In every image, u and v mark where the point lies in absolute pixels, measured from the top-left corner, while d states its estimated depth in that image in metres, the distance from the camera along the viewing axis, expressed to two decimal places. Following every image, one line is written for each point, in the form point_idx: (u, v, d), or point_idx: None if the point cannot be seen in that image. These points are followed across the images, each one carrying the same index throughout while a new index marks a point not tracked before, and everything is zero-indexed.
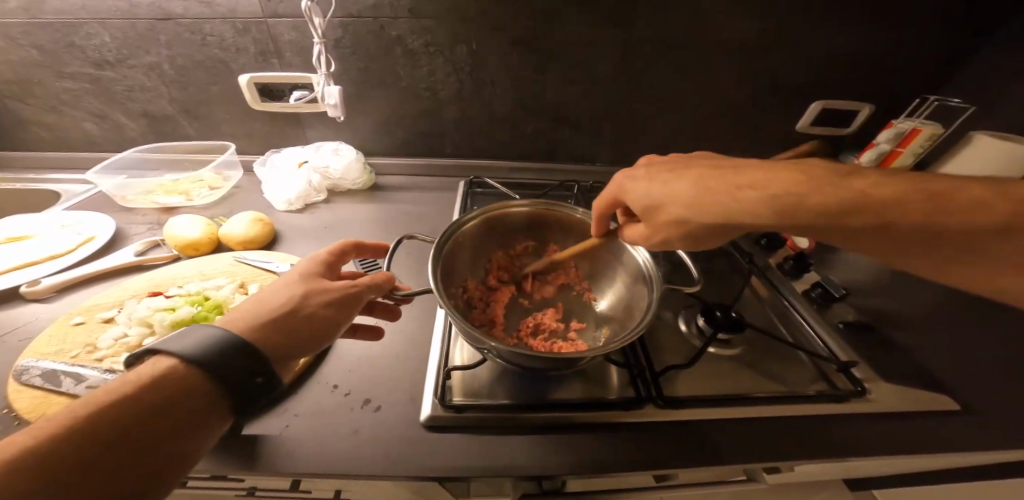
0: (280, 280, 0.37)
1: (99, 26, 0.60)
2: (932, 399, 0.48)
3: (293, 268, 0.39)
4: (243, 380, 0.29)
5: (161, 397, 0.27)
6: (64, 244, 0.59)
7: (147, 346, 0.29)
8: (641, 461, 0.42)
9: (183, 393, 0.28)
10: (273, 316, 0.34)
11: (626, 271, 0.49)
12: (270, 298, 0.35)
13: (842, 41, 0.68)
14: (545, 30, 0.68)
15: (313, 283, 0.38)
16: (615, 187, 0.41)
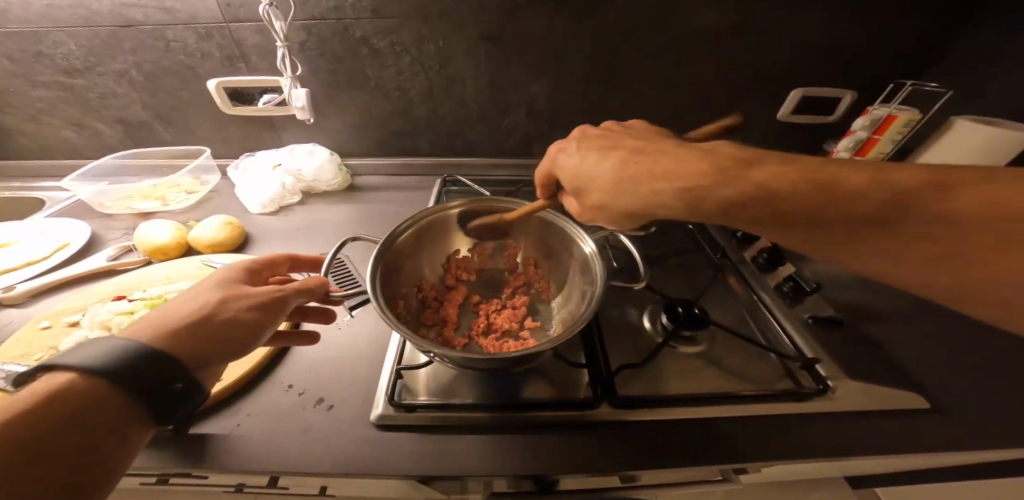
0: (201, 286, 0.36)
1: (64, 35, 0.61)
2: (900, 397, 0.47)
3: (219, 273, 0.39)
4: (162, 386, 0.28)
5: (70, 408, 0.24)
6: (40, 250, 0.60)
7: (39, 362, 0.26)
8: (590, 462, 0.41)
9: (86, 409, 0.25)
10: (195, 317, 0.33)
11: (576, 264, 0.49)
12: (196, 300, 0.34)
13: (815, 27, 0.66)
14: (510, 25, 0.67)
15: (233, 289, 0.37)
16: (548, 161, 0.42)
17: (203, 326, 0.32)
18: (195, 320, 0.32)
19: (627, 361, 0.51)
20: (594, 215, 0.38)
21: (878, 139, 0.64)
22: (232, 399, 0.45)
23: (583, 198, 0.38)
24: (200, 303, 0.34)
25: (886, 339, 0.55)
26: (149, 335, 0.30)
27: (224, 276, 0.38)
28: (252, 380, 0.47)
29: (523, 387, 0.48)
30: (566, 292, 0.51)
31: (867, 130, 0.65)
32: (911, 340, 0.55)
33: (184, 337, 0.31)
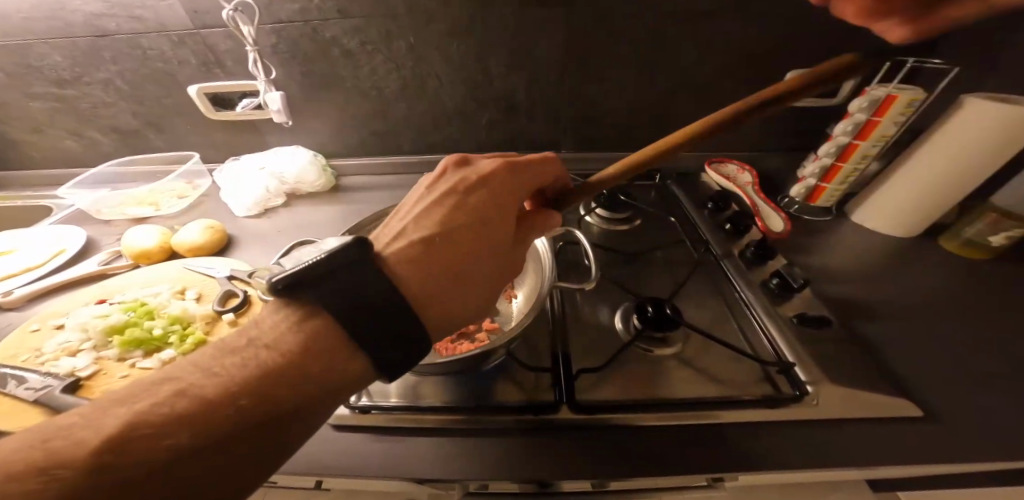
0: (440, 197, 0.37)
1: (48, 47, 0.64)
2: (886, 405, 0.43)
3: (479, 179, 0.38)
4: (358, 334, 0.27)
5: (300, 359, 0.26)
6: (36, 258, 0.63)
7: (284, 286, 0.28)
8: (540, 471, 0.40)
9: (313, 360, 0.27)
10: (455, 236, 0.35)
11: (531, 260, 0.49)
12: (452, 216, 0.36)
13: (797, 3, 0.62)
14: (478, 17, 0.66)
15: (435, 237, 0.34)
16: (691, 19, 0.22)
17: (462, 251, 0.34)
18: (452, 238, 0.34)
19: (591, 364, 0.49)
20: None
21: (879, 121, 0.59)
22: None
23: None
24: (450, 220, 0.35)
25: (878, 337, 0.51)
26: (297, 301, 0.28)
27: (490, 188, 0.38)
28: None
29: (479, 390, 0.47)
30: (525, 290, 0.50)
31: (865, 112, 0.60)
32: (904, 340, 0.51)
33: (424, 266, 0.32)
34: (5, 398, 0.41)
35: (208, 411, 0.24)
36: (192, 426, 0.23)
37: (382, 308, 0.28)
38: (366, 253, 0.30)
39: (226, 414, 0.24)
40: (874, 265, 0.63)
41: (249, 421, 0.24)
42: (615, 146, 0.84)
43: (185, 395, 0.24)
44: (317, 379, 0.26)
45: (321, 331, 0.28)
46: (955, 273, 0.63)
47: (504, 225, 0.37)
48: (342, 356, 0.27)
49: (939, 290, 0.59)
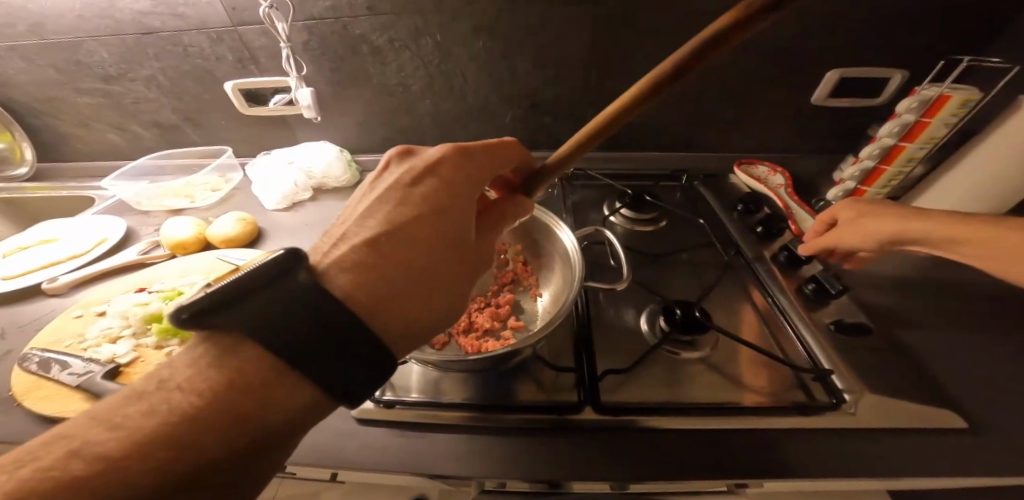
0: (385, 194, 0.34)
1: (96, 44, 0.66)
2: (932, 416, 0.41)
3: (426, 170, 0.35)
4: (292, 359, 0.24)
5: (229, 397, 0.24)
6: (81, 245, 0.66)
7: (180, 320, 0.23)
8: (567, 471, 0.40)
9: (241, 397, 0.24)
10: (405, 234, 0.32)
11: (558, 258, 0.49)
12: (401, 212, 0.33)
13: None
14: (506, 14, 0.65)
15: (379, 238, 0.31)
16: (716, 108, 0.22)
17: (415, 249, 0.31)
18: (400, 239, 0.31)
19: (617, 366, 0.48)
20: None
21: (929, 122, 0.56)
22: None
23: None
24: (396, 218, 0.32)
25: (923, 348, 0.48)
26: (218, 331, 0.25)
27: (439, 178, 0.34)
28: None
29: (501, 388, 0.47)
30: (551, 288, 0.49)
31: (914, 113, 0.57)
32: (950, 351, 0.49)
33: (371, 268, 0.30)
34: (51, 382, 0.43)
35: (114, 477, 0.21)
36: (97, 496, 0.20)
37: (318, 336, 0.25)
38: (295, 268, 0.27)
39: (145, 470, 0.21)
40: (915, 273, 0.60)
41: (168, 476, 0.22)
42: None
43: (86, 459, 0.22)
44: (248, 417, 0.24)
45: (246, 364, 0.25)
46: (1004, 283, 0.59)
47: (460, 218, 0.34)
48: (276, 387, 0.25)
49: (985, 300, 0.56)
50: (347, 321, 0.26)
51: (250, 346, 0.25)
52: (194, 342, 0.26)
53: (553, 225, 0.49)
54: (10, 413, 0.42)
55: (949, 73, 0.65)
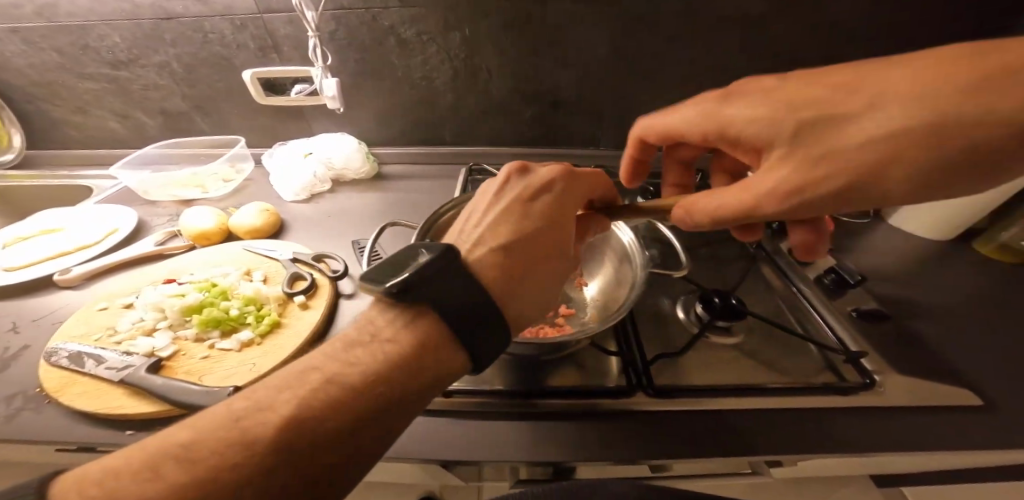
0: (508, 203, 0.35)
1: (109, 28, 0.64)
2: (950, 395, 0.45)
3: (544, 186, 0.37)
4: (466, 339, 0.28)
5: (429, 359, 0.27)
6: (91, 236, 0.62)
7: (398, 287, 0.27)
8: (628, 452, 0.41)
9: (420, 352, 0.27)
10: (530, 244, 0.34)
11: (615, 255, 0.50)
12: (522, 223, 0.34)
13: (853, 10, 0.64)
14: (536, 11, 0.67)
15: (512, 243, 0.33)
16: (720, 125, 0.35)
17: (541, 258, 0.33)
18: (530, 246, 0.33)
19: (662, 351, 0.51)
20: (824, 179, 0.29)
21: None
22: None
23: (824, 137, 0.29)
24: (523, 229, 0.34)
25: (935, 334, 0.53)
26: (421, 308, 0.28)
27: (556, 196, 0.36)
28: None
29: (549, 376, 0.48)
30: (601, 281, 0.51)
31: None
32: (957, 337, 0.53)
33: (506, 271, 0.32)
34: (86, 377, 0.41)
35: (328, 414, 0.24)
36: (315, 428, 0.23)
37: (477, 319, 0.28)
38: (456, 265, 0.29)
39: (366, 406, 0.25)
40: (915, 266, 0.65)
41: (366, 416, 0.24)
42: None
43: (301, 398, 0.24)
44: (431, 373, 0.27)
45: (423, 329, 0.28)
46: (993, 275, 0.65)
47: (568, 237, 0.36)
48: (444, 347, 0.28)
49: (979, 290, 0.61)
50: (495, 314, 0.29)
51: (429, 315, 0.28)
52: (389, 310, 0.30)
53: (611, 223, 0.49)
54: (43, 410, 0.40)
55: None
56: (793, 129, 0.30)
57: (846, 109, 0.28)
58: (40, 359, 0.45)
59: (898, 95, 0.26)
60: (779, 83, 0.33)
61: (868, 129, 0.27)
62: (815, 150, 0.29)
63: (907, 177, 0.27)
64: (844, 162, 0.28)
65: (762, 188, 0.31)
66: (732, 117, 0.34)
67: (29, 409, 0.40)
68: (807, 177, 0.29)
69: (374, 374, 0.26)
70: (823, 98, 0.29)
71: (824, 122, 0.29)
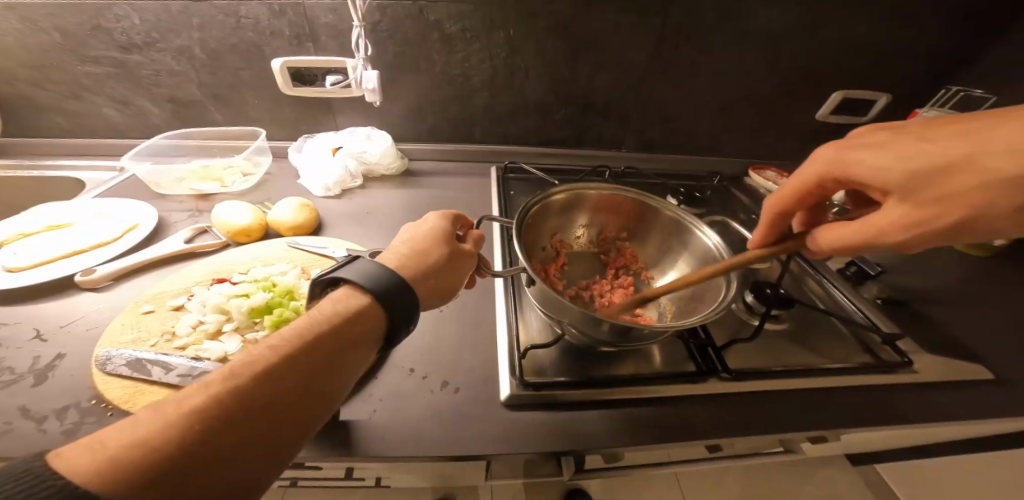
0: (413, 233, 0.40)
1: (129, 8, 0.61)
2: (965, 370, 0.53)
3: (424, 225, 0.41)
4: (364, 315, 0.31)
5: (352, 333, 0.30)
6: (107, 233, 0.57)
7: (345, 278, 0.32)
8: (714, 432, 0.45)
9: (350, 323, 0.30)
10: (422, 269, 0.37)
11: (696, 256, 0.51)
12: (420, 249, 0.38)
13: (854, 30, 0.72)
14: (583, 15, 0.69)
15: (414, 258, 0.37)
16: (830, 162, 0.34)
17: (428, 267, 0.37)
18: (421, 261, 0.37)
19: (727, 339, 0.55)
20: (961, 205, 0.28)
21: None
22: (360, 385, 0.45)
23: (931, 185, 0.29)
24: (420, 249, 0.38)
25: (942, 318, 0.61)
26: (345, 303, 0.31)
27: (431, 228, 0.41)
28: (373, 364, 0.47)
29: (628, 366, 0.51)
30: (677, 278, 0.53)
31: None
32: (959, 320, 0.62)
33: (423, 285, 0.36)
34: (156, 387, 0.38)
35: (258, 386, 0.24)
36: (255, 399, 0.24)
37: (395, 310, 0.32)
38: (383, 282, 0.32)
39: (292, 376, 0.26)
40: (910, 258, 0.74)
41: (301, 386, 0.26)
42: (672, 147, 0.91)
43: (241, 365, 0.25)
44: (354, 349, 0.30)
45: (360, 304, 0.31)
46: (974, 265, 0.75)
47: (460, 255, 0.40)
48: (375, 315, 0.32)
49: (965, 280, 0.70)
50: (411, 305, 0.33)
51: (364, 297, 0.32)
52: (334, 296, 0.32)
53: (693, 226, 0.51)
54: (106, 424, 0.36)
55: (942, 99, 0.82)
56: (906, 178, 0.29)
57: (966, 158, 0.27)
58: (86, 369, 0.40)
59: (1003, 156, 0.26)
60: (894, 137, 0.31)
61: (979, 180, 0.27)
62: (928, 193, 0.29)
63: (996, 218, 0.28)
64: (954, 208, 0.28)
65: (877, 220, 0.31)
66: (847, 163, 0.33)
67: (88, 423, 0.36)
68: (921, 217, 0.29)
69: (315, 343, 0.28)
70: (937, 152, 0.28)
71: (936, 175, 0.28)
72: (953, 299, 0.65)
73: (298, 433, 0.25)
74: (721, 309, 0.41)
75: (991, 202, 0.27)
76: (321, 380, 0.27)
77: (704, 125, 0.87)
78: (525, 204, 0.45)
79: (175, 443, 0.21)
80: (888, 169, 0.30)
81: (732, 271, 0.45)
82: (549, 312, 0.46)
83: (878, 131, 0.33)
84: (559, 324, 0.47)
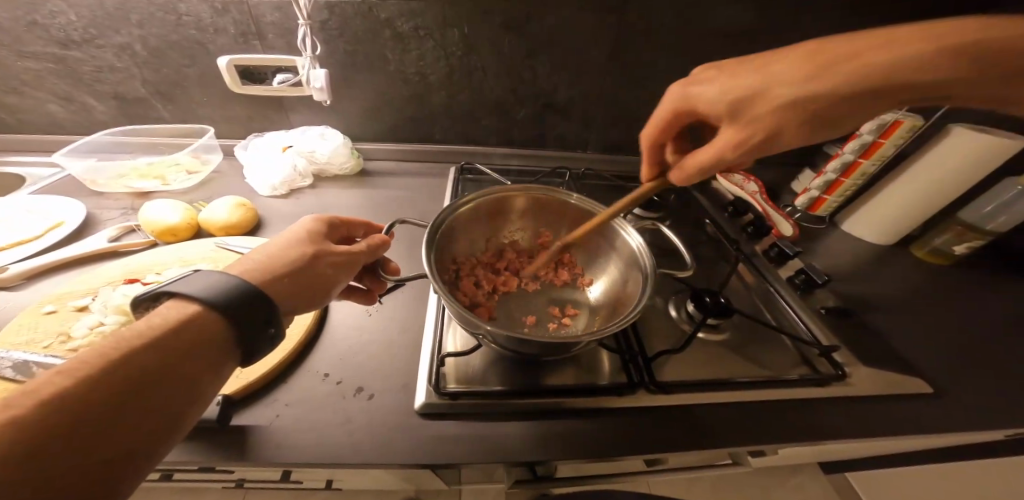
0: (286, 238, 0.38)
1: (65, 4, 0.60)
2: (905, 383, 0.52)
3: (293, 228, 0.40)
4: (201, 324, 0.30)
5: (187, 341, 0.29)
6: (30, 230, 0.56)
7: (166, 289, 0.30)
8: (634, 447, 0.43)
9: (175, 333, 0.29)
10: (281, 272, 0.35)
11: (622, 260, 0.51)
12: (287, 254, 0.36)
13: (814, 34, 0.71)
14: (537, 15, 0.67)
15: (275, 263, 0.35)
16: (675, 99, 0.40)
17: (295, 272, 0.36)
18: (287, 266, 0.36)
19: (663, 348, 0.53)
20: (769, 120, 0.34)
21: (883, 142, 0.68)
22: (267, 390, 0.43)
23: (746, 108, 0.35)
24: (285, 256, 0.36)
25: (887, 329, 0.60)
26: (171, 316, 0.29)
27: (307, 232, 0.39)
28: (285, 368, 0.45)
29: (555, 375, 0.49)
30: (606, 281, 0.53)
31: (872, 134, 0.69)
32: (907, 331, 0.61)
33: (288, 289, 0.35)
34: None
35: (53, 412, 0.23)
36: (46, 426, 0.22)
37: (245, 317, 0.31)
38: (229, 288, 0.31)
39: (101, 395, 0.24)
40: (869, 265, 0.73)
41: (117, 402, 0.25)
42: (635, 150, 0.89)
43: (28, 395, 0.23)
44: (189, 359, 0.28)
45: (188, 313, 0.30)
46: (935, 273, 0.74)
47: (337, 260, 0.39)
48: (209, 321, 0.30)
49: (920, 289, 0.69)
50: (270, 309, 0.32)
51: (191, 306, 0.30)
52: (163, 309, 0.30)
53: (620, 228, 0.51)
54: None
55: None
56: (729, 106, 0.36)
57: (762, 86, 0.34)
58: None
59: (836, 61, 0.32)
60: (719, 71, 0.38)
61: (777, 98, 0.34)
62: (745, 115, 0.35)
63: (796, 127, 0.35)
64: (770, 121, 0.34)
65: (720, 145, 0.37)
66: (687, 99, 0.39)
67: None
68: (743, 137, 0.36)
69: (128, 359, 0.26)
70: (746, 82, 0.35)
71: (748, 99, 0.35)
72: (905, 309, 0.64)
73: (115, 451, 0.24)
74: (631, 320, 0.40)
75: (810, 97, 0.33)
76: (145, 393, 0.26)
77: None
78: (439, 212, 0.45)
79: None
80: (713, 99, 0.37)
81: (651, 280, 0.44)
82: (461, 324, 0.44)
83: (712, 67, 0.39)
84: (477, 335, 0.46)
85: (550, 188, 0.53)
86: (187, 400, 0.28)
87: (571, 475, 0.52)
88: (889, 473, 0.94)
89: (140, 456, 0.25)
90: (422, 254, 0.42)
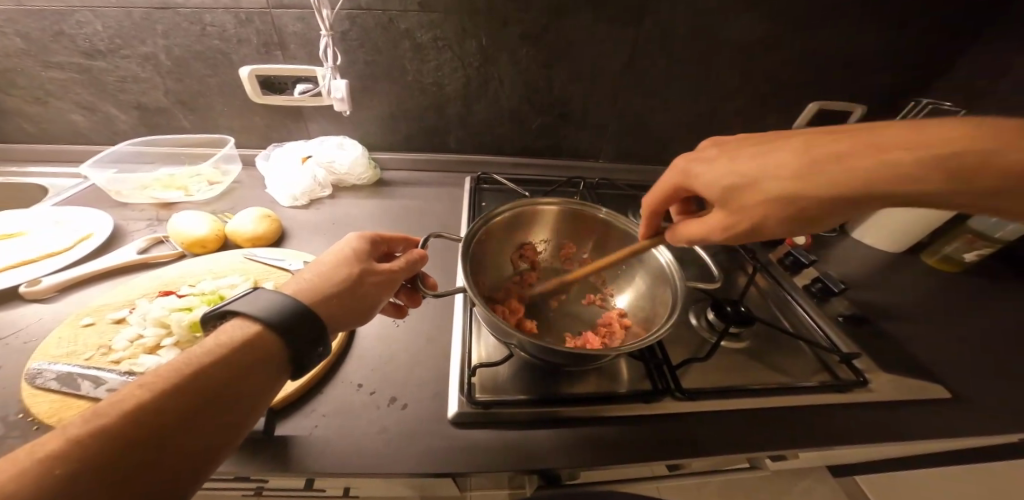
0: (333, 258, 0.39)
1: (92, 15, 0.61)
2: (923, 389, 0.53)
3: (339, 245, 0.41)
4: (260, 343, 0.31)
5: (245, 360, 0.30)
6: (61, 242, 0.57)
7: (233, 308, 0.32)
8: (664, 452, 0.44)
9: (238, 352, 0.30)
10: (330, 291, 0.36)
11: (651, 272, 0.52)
12: (334, 273, 0.38)
13: (825, 43, 0.72)
14: (554, 23, 0.68)
15: (322, 284, 0.36)
16: (678, 172, 0.39)
17: (342, 293, 0.37)
18: (334, 286, 0.37)
19: (688, 355, 0.54)
20: (759, 212, 0.34)
21: None
22: (303, 400, 0.44)
23: (738, 195, 0.35)
24: (331, 277, 0.37)
25: (901, 335, 0.61)
26: (234, 336, 0.31)
27: (353, 251, 0.40)
28: (320, 379, 0.46)
29: (582, 383, 0.50)
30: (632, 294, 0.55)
31: None
32: (920, 337, 0.62)
33: (335, 308, 0.36)
34: (84, 402, 0.37)
35: (129, 424, 0.24)
36: (123, 439, 0.23)
37: (298, 337, 0.32)
38: (285, 308, 0.33)
39: (172, 409, 0.26)
40: (881, 272, 0.75)
41: (184, 417, 0.26)
42: (646, 158, 0.91)
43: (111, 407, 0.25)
44: (248, 378, 0.29)
45: (250, 332, 0.31)
46: (945, 280, 0.75)
47: (380, 279, 0.40)
48: (267, 341, 0.31)
49: (931, 296, 0.71)
50: (319, 330, 0.33)
51: (253, 325, 0.32)
52: (228, 327, 0.31)
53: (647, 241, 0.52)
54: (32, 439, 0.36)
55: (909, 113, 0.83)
56: (720, 191, 0.35)
57: (754, 177, 0.34)
58: (18, 382, 0.39)
59: (825, 164, 0.31)
60: (719, 151, 0.37)
61: (764, 195, 0.33)
62: (735, 204, 0.35)
63: (788, 220, 0.34)
64: (757, 213, 0.34)
65: (708, 225, 0.37)
66: (687, 175, 0.39)
67: (12, 438, 0.35)
68: (731, 223, 0.36)
69: (197, 377, 0.28)
70: (744, 167, 0.34)
71: (743, 186, 0.34)
72: (917, 316, 0.66)
73: (177, 467, 0.25)
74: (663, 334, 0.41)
75: (802, 196, 0.32)
76: (208, 410, 0.27)
77: (678, 135, 0.87)
78: (474, 223, 0.47)
79: (29, 487, 0.20)
80: (709, 183, 0.36)
81: (681, 291, 0.45)
82: (495, 333, 0.45)
83: (710, 146, 0.39)
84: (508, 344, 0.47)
85: (579, 203, 0.54)
86: (243, 419, 0.29)
87: (596, 481, 0.53)
88: (897, 477, 0.94)
89: (200, 472, 0.26)
90: (459, 264, 0.43)
